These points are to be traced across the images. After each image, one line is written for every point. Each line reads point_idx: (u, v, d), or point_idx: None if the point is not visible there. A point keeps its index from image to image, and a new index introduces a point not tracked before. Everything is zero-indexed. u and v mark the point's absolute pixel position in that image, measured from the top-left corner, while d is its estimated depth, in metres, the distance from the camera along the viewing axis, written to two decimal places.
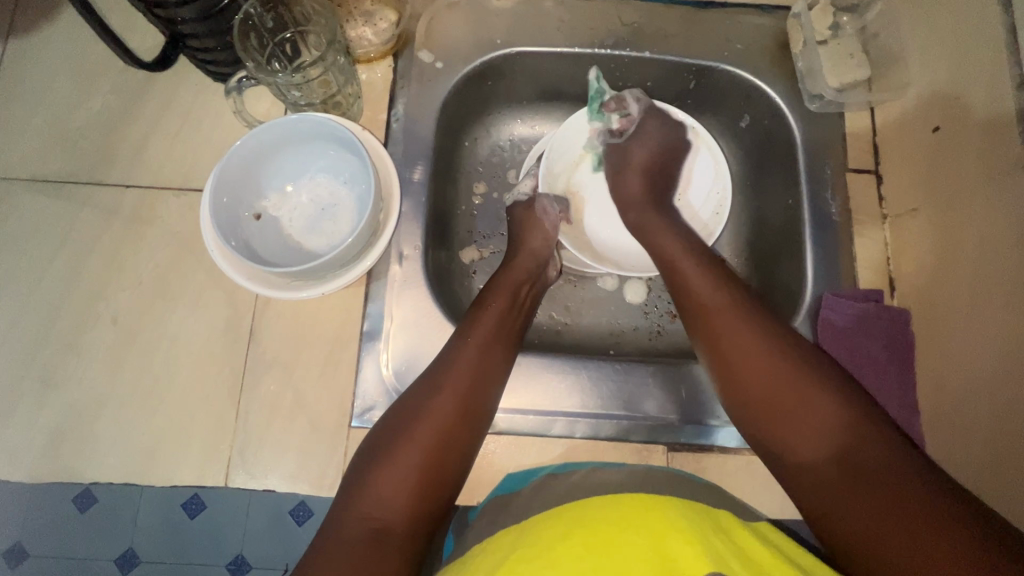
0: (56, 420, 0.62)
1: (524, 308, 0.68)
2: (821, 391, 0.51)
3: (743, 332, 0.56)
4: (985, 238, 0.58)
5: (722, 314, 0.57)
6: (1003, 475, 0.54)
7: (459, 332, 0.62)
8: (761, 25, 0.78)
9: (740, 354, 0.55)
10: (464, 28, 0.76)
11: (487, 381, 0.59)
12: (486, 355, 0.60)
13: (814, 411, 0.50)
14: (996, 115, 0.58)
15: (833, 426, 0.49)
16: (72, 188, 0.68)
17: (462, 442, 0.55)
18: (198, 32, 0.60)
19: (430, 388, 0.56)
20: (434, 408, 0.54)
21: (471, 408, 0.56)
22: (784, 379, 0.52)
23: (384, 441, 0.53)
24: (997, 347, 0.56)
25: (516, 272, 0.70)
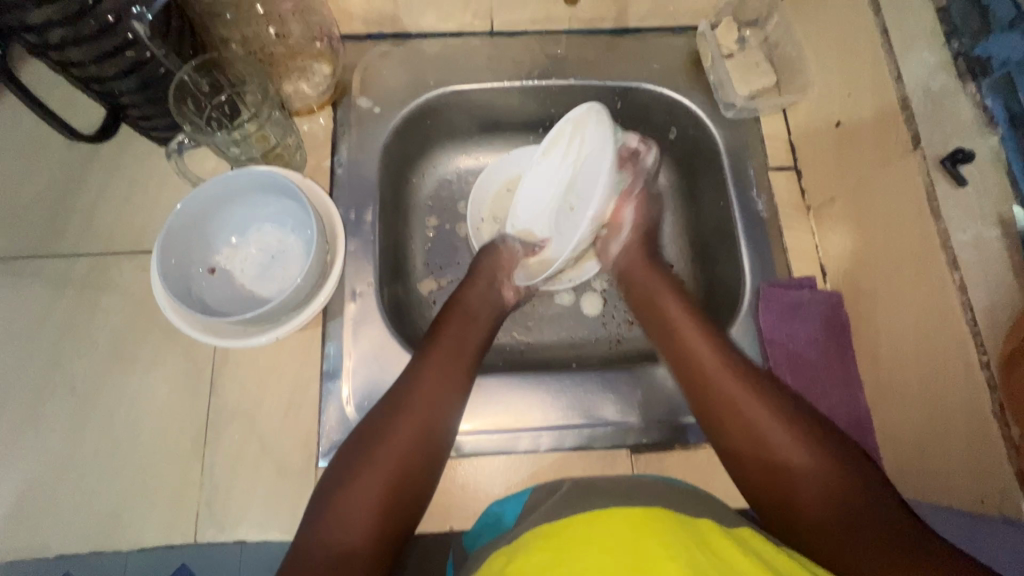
0: (15, 497, 0.61)
1: (482, 329, 0.70)
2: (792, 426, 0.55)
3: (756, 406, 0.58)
4: (891, 217, 0.63)
5: (737, 397, 0.59)
6: (935, 431, 0.58)
7: (418, 355, 0.64)
8: (674, 45, 0.84)
9: (753, 418, 0.57)
10: (399, 73, 0.80)
11: (447, 400, 0.61)
12: (444, 376, 0.62)
13: (783, 445, 0.55)
14: (884, 107, 0.64)
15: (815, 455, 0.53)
16: (25, 263, 0.69)
17: (427, 455, 0.57)
18: (138, 102, 0.63)
19: (391, 411, 0.58)
20: (396, 427, 0.56)
21: (435, 423, 0.58)
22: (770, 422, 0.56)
23: (345, 469, 0.54)
24: (917, 317, 0.60)
25: (469, 294, 0.72)
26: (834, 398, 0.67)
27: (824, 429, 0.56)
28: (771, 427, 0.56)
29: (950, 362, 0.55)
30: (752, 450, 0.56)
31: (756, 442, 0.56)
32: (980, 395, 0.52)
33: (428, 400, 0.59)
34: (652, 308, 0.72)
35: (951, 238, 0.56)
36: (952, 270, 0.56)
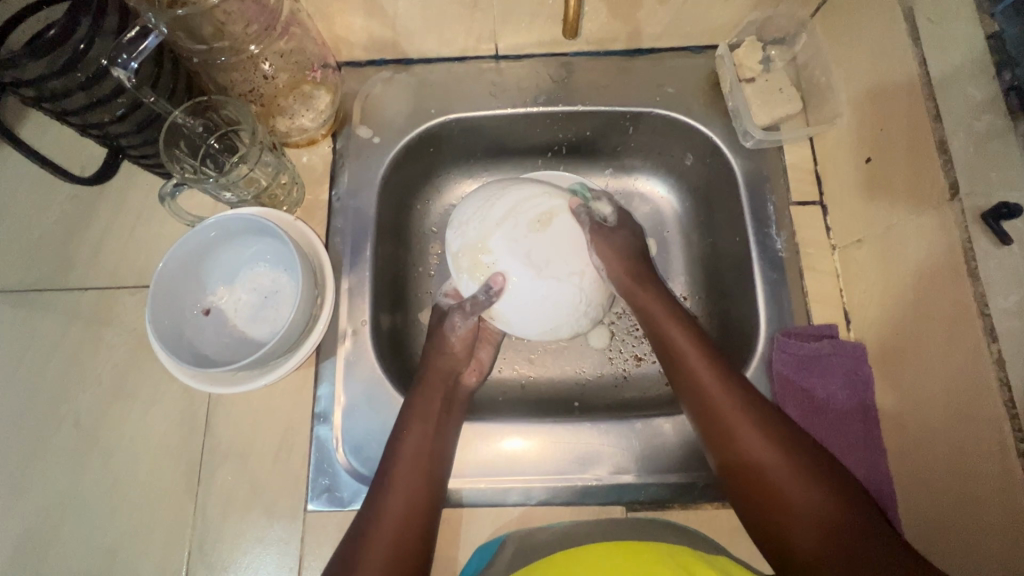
0: (22, 527, 0.64)
1: (459, 383, 0.70)
2: (800, 474, 0.55)
3: (744, 424, 0.58)
4: (924, 270, 0.57)
5: (734, 421, 0.59)
6: (959, 515, 0.53)
7: (401, 417, 0.64)
8: (692, 67, 0.78)
9: (734, 430, 0.59)
10: (400, 101, 0.78)
11: (436, 460, 0.62)
12: (428, 437, 0.63)
13: (771, 468, 0.56)
14: (919, 147, 0.57)
15: (814, 499, 0.53)
16: (35, 296, 0.71)
17: (421, 523, 0.58)
18: (135, 143, 0.63)
19: (382, 489, 0.59)
20: (388, 497, 0.58)
21: (430, 483, 0.60)
22: (763, 455, 0.57)
23: (345, 559, 0.55)
24: (950, 387, 0.54)
25: (447, 357, 0.70)
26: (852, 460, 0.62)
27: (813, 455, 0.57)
28: (749, 439, 0.58)
29: (980, 444, 0.50)
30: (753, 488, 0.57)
31: (760, 483, 0.56)
32: (1010, 488, 0.47)
33: (419, 460, 0.61)
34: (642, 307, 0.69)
35: (988, 305, 0.50)
36: (989, 341, 0.49)
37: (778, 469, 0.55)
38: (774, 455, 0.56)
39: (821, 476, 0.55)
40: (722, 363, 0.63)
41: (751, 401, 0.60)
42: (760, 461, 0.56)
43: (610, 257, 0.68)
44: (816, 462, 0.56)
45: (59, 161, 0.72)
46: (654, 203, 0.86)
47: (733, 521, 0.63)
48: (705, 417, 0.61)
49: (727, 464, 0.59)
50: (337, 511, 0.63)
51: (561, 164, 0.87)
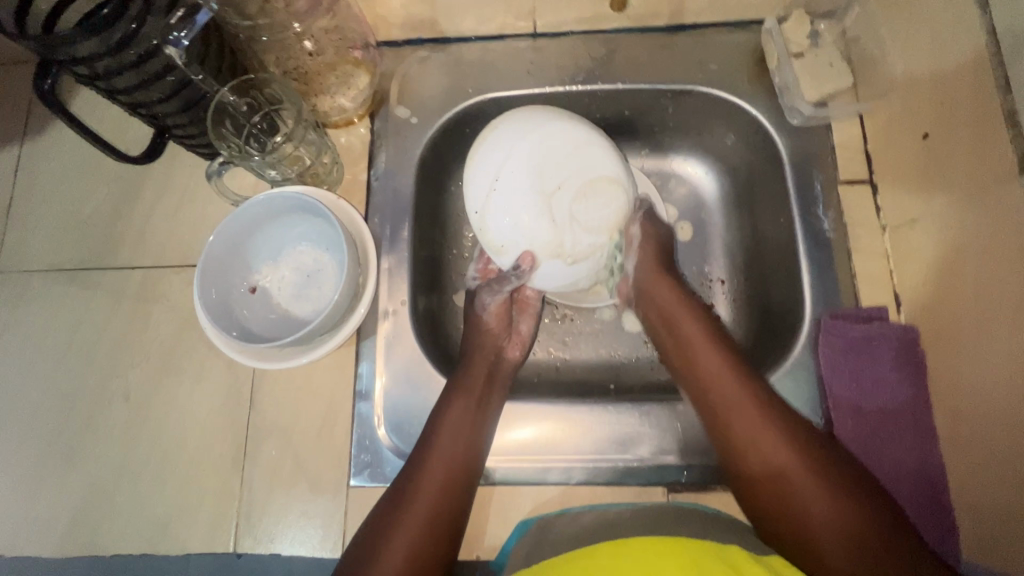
0: (79, 496, 0.66)
1: (503, 366, 0.70)
2: (836, 493, 0.54)
3: (759, 425, 0.58)
4: (984, 250, 0.55)
5: (738, 408, 0.60)
6: (1020, 505, 0.50)
7: (447, 390, 0.65)
8: (735, 42, 0.76)
9: (752, 437, 0.58)
10: (437, 81, 0.77)
11: (478, 434, 0.63)
12: (475, 412, 0.64)
13: (776, 458, 0.56)
14: (983, 120, 0.55)
15: (833, 500, 0.53)
16: (85, 275, 0.73)
17: (462, 495, 0.59)
18: (182, 122, 0.64)
19: (422, 457, 0.60)
20: (429, 471, 0.59)
21: (470, 459, 0.61)
22: (787, 464, 0.56)
23: (386, 516, 0.57)
24: (1013, 371, 0.52)
25: (489, 335, 0.71)
26: (903, 456, 0.61)
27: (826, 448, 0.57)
28: (773, 449, 0.57)
29: None
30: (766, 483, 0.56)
31: (772, 483, 0.56)
32: None
33: (462, 430, 0.62)
34: (651, 298, 0.69)
35: None
36: None
37: (792, 459, 0.56)
38: (806, 473, 0.55)
39: (840, 470, 0.55)
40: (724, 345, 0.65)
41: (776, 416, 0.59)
42: (778, 467, 0.56)
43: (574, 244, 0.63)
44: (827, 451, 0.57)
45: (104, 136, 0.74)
46: (693, 185, 0.84)
47: None
48: (720, 428, 0.60)
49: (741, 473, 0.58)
50: (379, 487, 0.64)
51: None
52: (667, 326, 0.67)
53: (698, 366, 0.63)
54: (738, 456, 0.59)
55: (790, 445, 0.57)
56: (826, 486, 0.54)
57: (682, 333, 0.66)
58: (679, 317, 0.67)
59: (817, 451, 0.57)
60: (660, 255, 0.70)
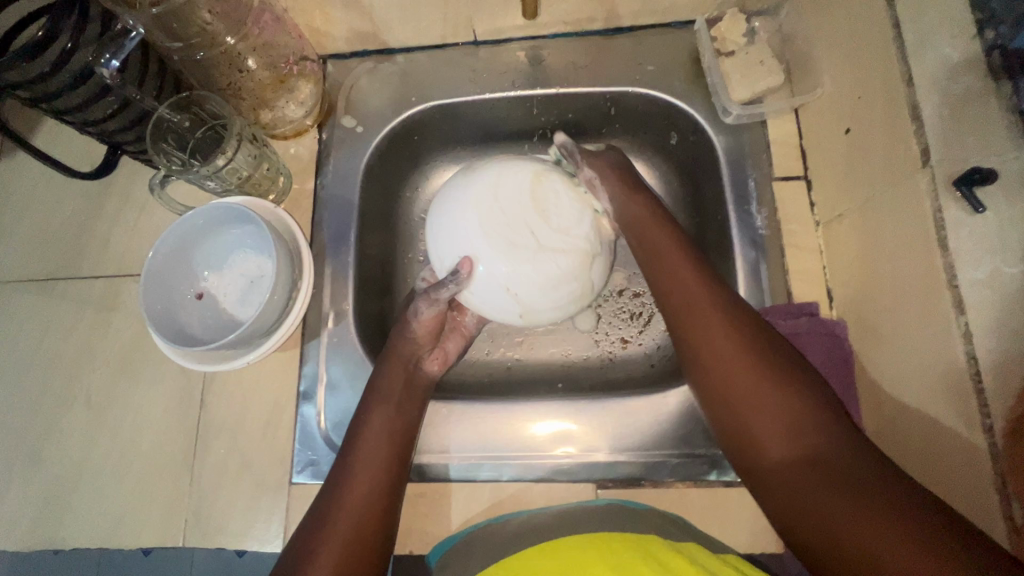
0: (42, 494, 0.70)
1: (425, 373, 0.69)
2: (802, 414, 0.49)
3: (722, 336, 0.56)
4: (897, 243, 0.55)
5: (704, 324, 0.57)
6: (941, 493, 0.50)
7: (365, 399, 0.65)
8: (672, 43, 0.77)
9: (710, 340, 0.56)
10: (382, 91, 0.80)
11: (403, 440, 0.63)
12: (397, 420, 0.64)
13: (753, 398, 0.52)
14: (893, 114, 0.55)
15: (805, 428, 0.49)
16: (52, 284, 0.77)
17: (392, 483, 0.60)
18: (129, 138, 0.67)
19: (344, 467, 0.60)
20: (359, 460, 0.60)
21: (397, 466, 0.61)
22: (749, 374, 0.53)
23: (311, 533, 0.55)
24: (923, 363, 0.52)
25: (413, 342, 0.69)
26: None
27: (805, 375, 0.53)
28: (725, 349, 0.55)
29: (958, 425, 0.47)
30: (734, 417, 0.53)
31: (741, 410, 0.52)
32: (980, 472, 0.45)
33: (386, 437, 0.62)
34: (640, 235, 0.67)
35: (956, 276, 0.47)
36: (957, 313, 0.47)
37: (763, 382, 0.52)
38: (768, 388, 0.51)
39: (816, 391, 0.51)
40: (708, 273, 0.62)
41: (733, 316, 0.57)
42: (748, 415, 0.52)
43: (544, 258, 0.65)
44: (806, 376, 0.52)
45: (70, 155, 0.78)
46: None
47: (705, 499, 0.63)
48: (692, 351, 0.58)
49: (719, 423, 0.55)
50: (320, 483, 0.67)
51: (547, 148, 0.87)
52: (643, 246, 0.67)
53: (671, 281, 0.62)
54: (700, 365, 0.57)
55: (750, 356, 0.54)
56: (800, 405, 0.50)
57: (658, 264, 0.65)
58: (653, 235, 0.66)
59: (784, 362, 0.53)
60: (630, 187, 0.70)
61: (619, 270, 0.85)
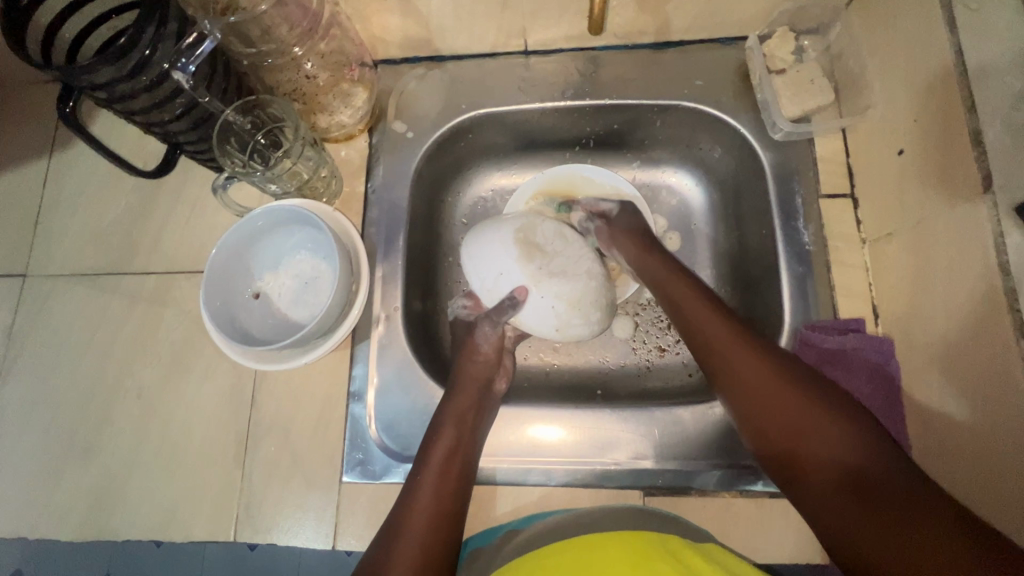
0: (94, 486, 0.71)
1: (492, 389, 0.70)
2: (826, 418, 0.55)
3: (751, 364, 0.60)
4: (954, 264, 0.56)
5: (723, 345, 0.62)
6: (989, 499, 0.51)
7: (437, 413, 0.67)
8: (722, 59, 0.78)
9: (737, 369, 0.61)
10: (432, 96, 0.81)
11: (468, 449, 0.64)
12: (463, 432, 0.65)
13: (754, 377, 0.60)
14: (953, 139, 0.56)
15: (833, 436, 0.54)
16: (104, 280, 0.78)
17: (453, 524, 0.60)
18: (192, 139, 0.69)
19: (415, 479, 0.62)
20: (421, 499, 0.60)
21: (461, 477, 0.63)
22: (796, 411, 0.56)
23: (385, 547, 0.57)
24: (978, 385, 0.53)
25: (478, 361, 0.71)
26: None
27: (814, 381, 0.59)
28: (749, 369, 0.60)
29: (1014, 442, 0.48)
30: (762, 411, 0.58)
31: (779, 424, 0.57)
32: None
33: (452, 450, 0.63)
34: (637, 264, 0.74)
35: (1019, 301, 0.48)
36: (1017, 336, 0.48)
37: (797, 403, 0.57)
38: (812, 410, 0.56)
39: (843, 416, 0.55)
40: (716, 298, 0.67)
41: (776, 362, 0.60)
42: (759, 389, 0.59)
43: (626, 244, 0.75)
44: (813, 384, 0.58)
45: (122, 155, 0.79)
46: (682, 196, 0.87)
47: (751, 509, 0.64)
48: (715, 368, 0.63)
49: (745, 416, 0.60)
50: (370, 483, 0.68)
51: (589, 157, 0.89)
52: (687, 331, 0.67)
53: (703, 329, 0.64)
54: (738, 397, 0.60)
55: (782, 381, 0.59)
56: (841, 436, 0.54)
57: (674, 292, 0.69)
58: (687, 315, 0.66)
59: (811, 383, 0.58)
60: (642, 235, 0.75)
61: None
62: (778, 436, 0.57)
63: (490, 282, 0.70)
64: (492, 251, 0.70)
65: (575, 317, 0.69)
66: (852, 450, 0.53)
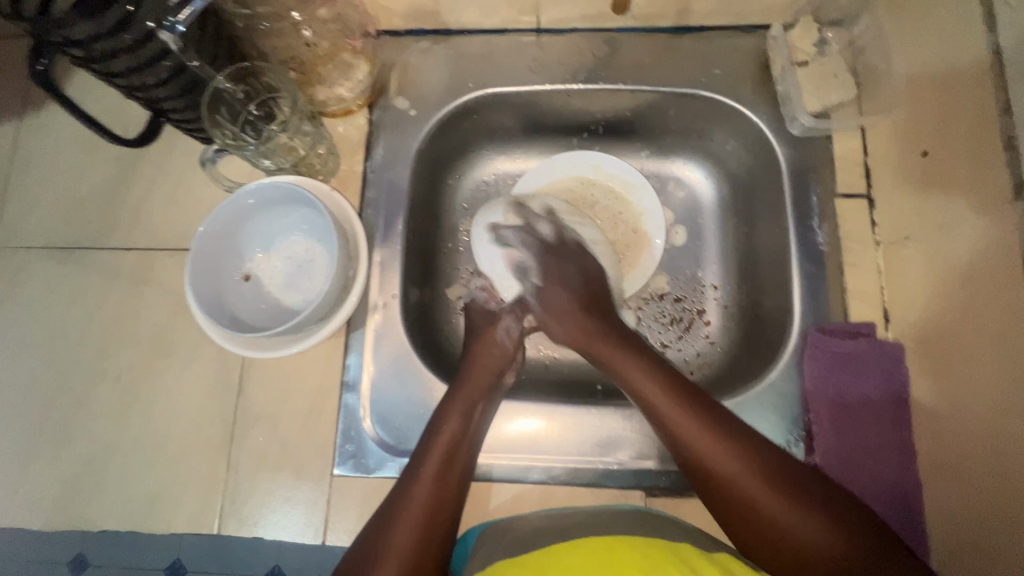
0: (67, 474, 0.67)
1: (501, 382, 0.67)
2: (779, 497, 0.55)
3: (711, 445, 0.58)
4: (976, 271, 0.55)
5: (699, 442, 0.58)
6: (1000, 512, 0.50)
7: (442, 403, 0.64)
8: (741, 47, 0.75)
9: (719, 470, 0.57)
10: (437, 72, 0.77)
11: (471, 443, 0.62)
12: (467, 425, 0.62)
13: (719, 461, 0.57)
14: (984, 142, 0.54)
15: (802, 535, 0.53)
16: (79, 254, 0.73)
17: (449, 521, 0.57)
18: (178, 107, 0.64)
19: (414, 470, 0.59)
20: (417, 494, 0.57)
21: (463, 470, 0.60)
22: (760, 492, 0.55)
23: (377, 538, 0.55)
24: (995, 395, 0.52)
25: (489, 347, 0.69)
26: (884, 478, 0.61)
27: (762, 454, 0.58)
28: (718, 459, 0.57)
29: None
30: (746, 510, 0.56)
31: (749, 504, 0.55)
32: None
33: (456, 443, 0.61)
34: (597, 355, 0.68)
35: None
36: None
37: (761, 488, 0.55)
38: (773, 502, 0.55)
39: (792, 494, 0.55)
40: (654, 366, 0.64)
41: (740, 445, 0.58)
42: (728, 475, 0.57)
43: (554, 288, 0.70)
44: (767, 458, 0.57)
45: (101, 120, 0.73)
46: (691, 189, 0.84)
47: None
48: (685, 458, 0.59)
49: (719, 513, 0.57)
50: (363, 477, 0.65)
51: (597, 144, 0.85)
52: (672, 439, 0.60)
53: (678, 430, 0.59)
54: (705, 483, 0.58)
55: (747, 467, 0.56)
56: (796, 507, 0.54)
57: (625, 371, 0.65)
58: (673, 422, 0.60)
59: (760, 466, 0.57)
60: (582, 297, 0.70)
61: (663, 273, 0.82)
62: (748, 523, 0.55)
63: (499, 274, 0.71)
64: (496, 246, 0.71)
65: (554, 323, 0.70)
66: (820, 538, 0.53)
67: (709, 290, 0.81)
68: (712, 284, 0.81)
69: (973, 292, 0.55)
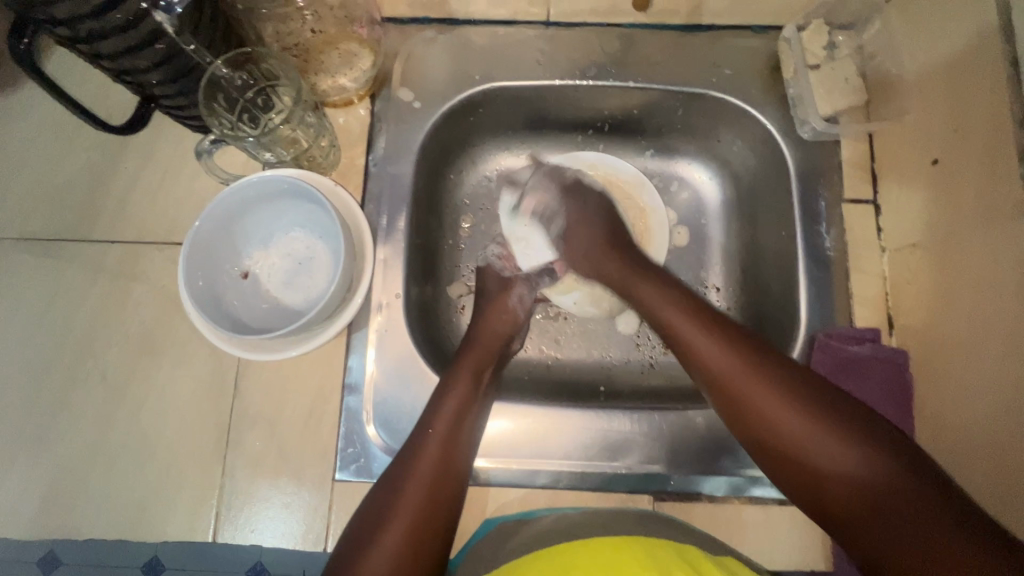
0: (48, 480, 0.64)
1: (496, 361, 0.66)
2: (824, 426, 0.50)
3: (759, 390, 0.53)
4: (985, 281, 0.55)
5: (738, 376, 0.55)
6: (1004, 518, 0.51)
7: (442, 382, 0.62)
8: (751, 47, 0.74)
9: (766, 407, 0.53)
10: (443, 63, 0.74)
11: (470, 422, 0.60)
12: (468, 404, 0.60)
13: (784, 421, 0.52)
14: (997, 152, 0.54)
15: (850, 466, 0.49)
16: (59, 247, 0.69)
17: (449, 500, 0.55)
18: (170, 93, 0.60)
19: (414, 448, 0.57)
20: (416, 473, 0.54)
21: (467, 452, 0.58)
22: (803, 430, 0.51)
23: (375, 517, 0.52)
24: (1001, 404, 0.52)
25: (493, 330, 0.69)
26: None
27: (823, 394, 0.53)
28: (762, 398, 0.53)
29: None
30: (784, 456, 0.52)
31: (792, 454, 0.51)
32: None
33: (458, 421, 0.59)
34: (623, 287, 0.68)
35: None
36: None
37: (812, 423, 0.51)
38: (813, 434, 0.50)
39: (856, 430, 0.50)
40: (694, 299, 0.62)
41: (783, 377, 0.54)
42: (794, 439, 0.51)
43: (583, 232, 0.72)
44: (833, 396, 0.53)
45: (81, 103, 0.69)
46: (696, 189, 0.83)
47: (758, 516, 0.64)
48: (728, 401, 0.55)
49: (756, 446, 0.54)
50: (366, 482, 0.63)
51: (602, 142, 0.84)
52: (705, 372, 0.57)
53: (708, 361, 0.57)
54: (744, 423, 0.54)
55: (793, 402, 0.52)
56: (841, 441, 0.49)
57: (649, 302, 0.64)
58: (692, 340, 0.58)
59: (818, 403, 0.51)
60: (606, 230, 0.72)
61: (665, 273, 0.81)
62: (787, 462, 0.51)
63: (524, 247, 0.76)
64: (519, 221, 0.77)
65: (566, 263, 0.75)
66: (866, 468, 0.48)
67: (712, 292, 0.80)
68: (714, 285, 0.81)
69: (981, 302, 0.56)
